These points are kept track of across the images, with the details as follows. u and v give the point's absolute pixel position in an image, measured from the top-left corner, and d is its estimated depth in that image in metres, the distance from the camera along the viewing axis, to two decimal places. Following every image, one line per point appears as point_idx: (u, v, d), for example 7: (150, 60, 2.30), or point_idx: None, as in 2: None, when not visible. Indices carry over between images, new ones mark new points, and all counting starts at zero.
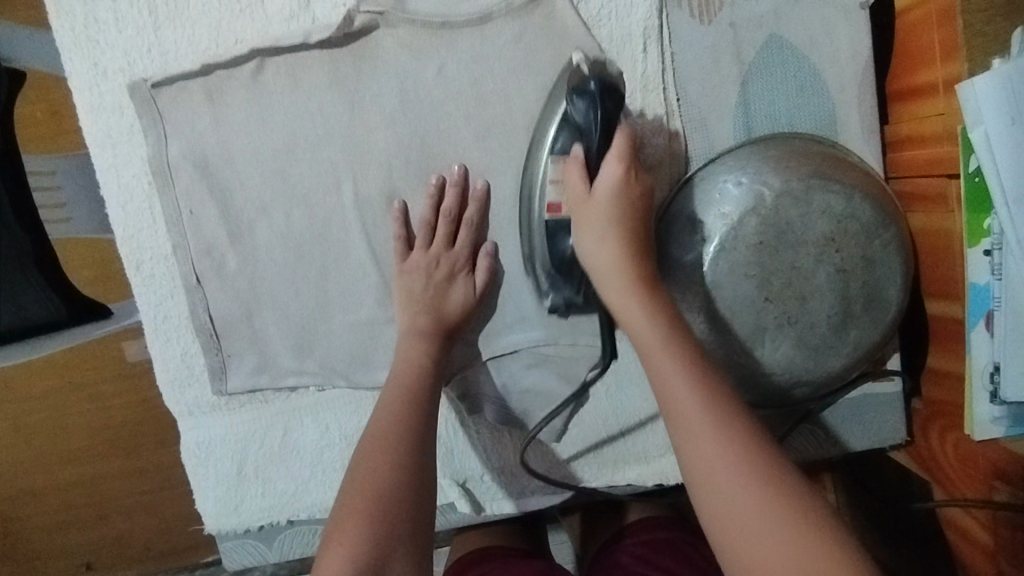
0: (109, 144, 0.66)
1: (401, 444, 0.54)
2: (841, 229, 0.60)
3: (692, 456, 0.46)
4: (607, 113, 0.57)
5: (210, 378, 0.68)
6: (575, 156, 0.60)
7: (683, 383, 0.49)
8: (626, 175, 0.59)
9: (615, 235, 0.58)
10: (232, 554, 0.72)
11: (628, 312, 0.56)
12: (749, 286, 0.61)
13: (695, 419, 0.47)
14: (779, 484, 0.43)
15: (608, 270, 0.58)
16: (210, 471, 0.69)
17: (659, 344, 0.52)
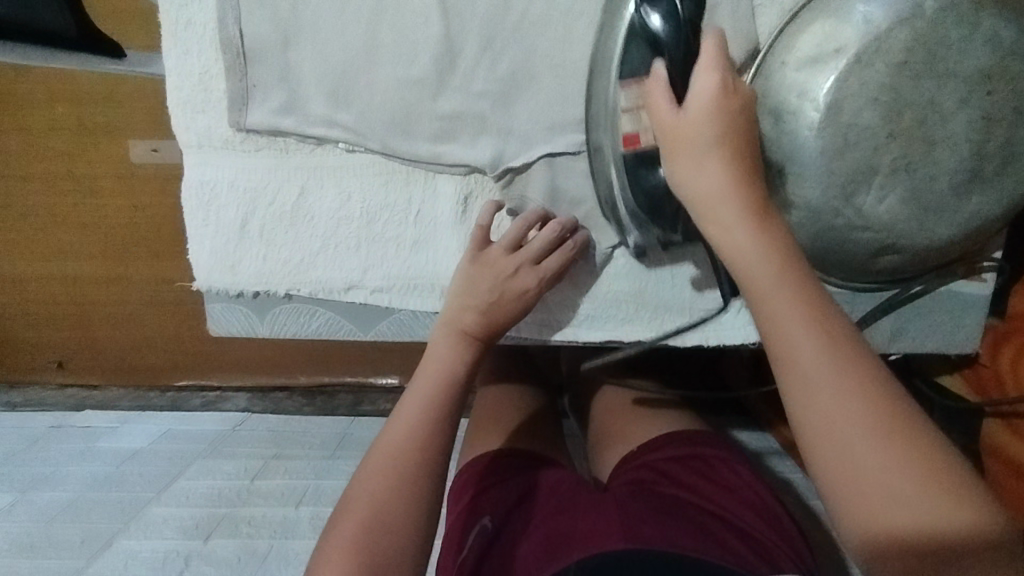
0: None
1: (437, 404, 0.54)
2: (1002, 67, 0.51)
3: (789, 355, 0.39)
4: (688, 18, 0.49)
5: (228, 107, 0.59)
6: (655, 70, 0.50)
7: (787, 278, 0.41)
8: (725, 86, 0.48)
9: (719, 159, 0.46)
10: (221, 319, 0.66)
11: (737, 256, 0.44)
12: (874, 115, 0.51)
13: (798, 324, 0.40)
14: (887, 404, 0.37)
15: (711, 202, 0.46)
16: (212, 219, 0.62)
17: (742, 223, 0.44)
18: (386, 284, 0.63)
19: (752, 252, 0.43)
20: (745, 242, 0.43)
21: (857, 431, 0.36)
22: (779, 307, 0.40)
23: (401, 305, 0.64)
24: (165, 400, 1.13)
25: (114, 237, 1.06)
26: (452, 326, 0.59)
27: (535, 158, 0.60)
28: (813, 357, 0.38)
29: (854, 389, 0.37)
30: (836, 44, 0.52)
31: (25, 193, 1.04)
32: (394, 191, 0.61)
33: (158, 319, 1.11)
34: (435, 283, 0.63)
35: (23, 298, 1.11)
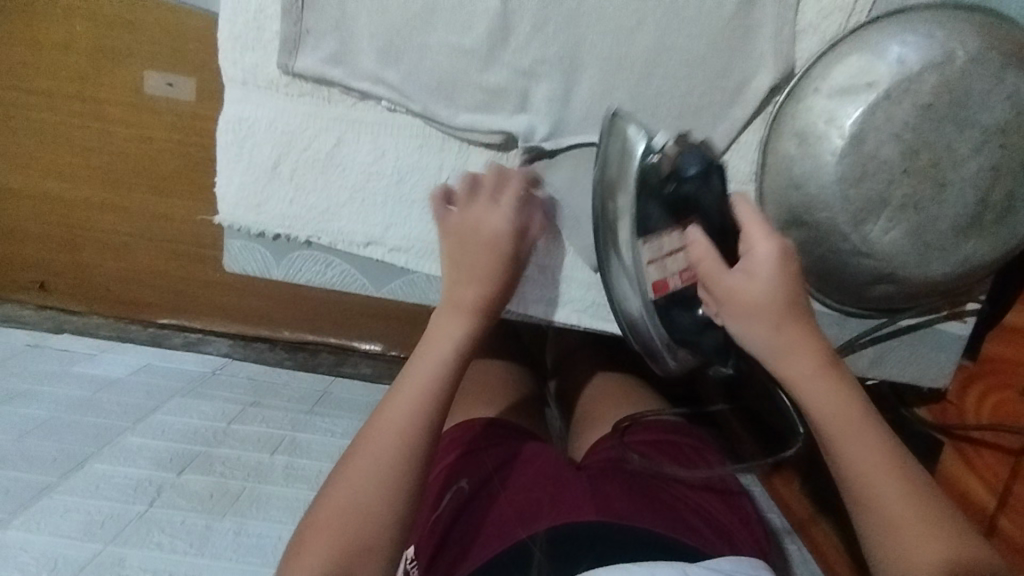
0: None
1: (426, 395, 0.51)
2: (1016, 122, 0.54)
3: (858, 491, 0.46)
4: (718, 186, 0.54)
5: (279, 48, 0.60)
6: (694, 237, 0.54)
7: (847, 422, 0.47)
8: (785, 249, 0.50)
9: (798, 328, 0.49)
10: (237, 256, 0.67)
11: (812, 400, 0.48)
12: (893, 150, 0.55)
13: (876, 473, 0.45)
14: (937, 512, 0.44)
15: (787, 356, 0.49)
16: (246, 156, 0.63)
17: (816, 381, 0.48)
18: (405, 244, 0.65)
19: (833, 417, 0.47)
20: (820, 396, 0.47)
21: (923, 545, 0.43)
22: (846, 451, 0.46)
23: (417, 268, 0.66)
24: (146, 335, 1.13)
25: (114, 164, 1.05)
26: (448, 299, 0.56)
27: (564, 146, 0.62)
28: (885, 493, 0.45)
29: (911, 499, 0.44)
30: (870, 78, 0.55)
31: (32, 105, 1.03)
32: (427, 154, 0.63)
33: (152, 252, 1.11)
34: None
35: (15, 211, 1.10)
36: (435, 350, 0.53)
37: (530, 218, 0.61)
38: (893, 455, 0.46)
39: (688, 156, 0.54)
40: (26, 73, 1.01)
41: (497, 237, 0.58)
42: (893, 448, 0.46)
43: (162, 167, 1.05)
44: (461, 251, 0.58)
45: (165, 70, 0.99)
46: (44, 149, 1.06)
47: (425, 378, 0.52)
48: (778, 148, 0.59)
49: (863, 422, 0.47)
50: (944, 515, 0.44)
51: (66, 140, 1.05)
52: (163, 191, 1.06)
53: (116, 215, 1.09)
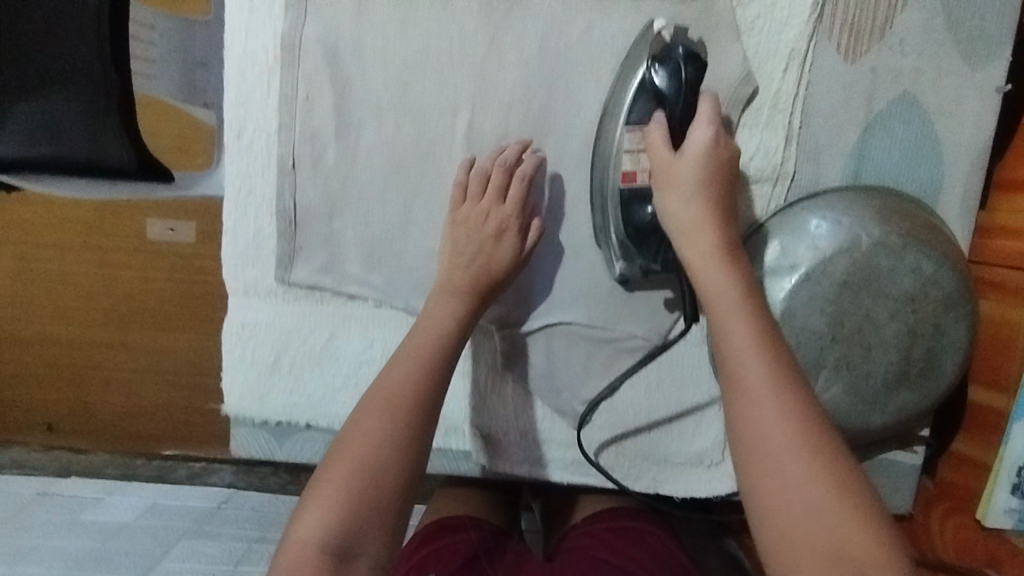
0: (242, 9, 0.64)
1: (430, 344, 0.58)
2: (923, 292, 0.62)
3: (756, 432, 0.45)
4: (691, 80, 0.56)
5: (276, 264, 0.68)
6: (656, 120, 0.58)
7: (759, 363, 0.47)
8: (716, 138, 0.57)
9: (704, 203, 0.57)
10: (243, 441, 0.73)
11: (728, 327, 0.50)
12: (820, 322, 0.62)
13: (762, 392, 0.46)
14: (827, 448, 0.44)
15: (694, 236, 0.56)
16: (248, 355, 0.70)
17: (738, 326, 0.49)
18: None
19: (747, 350, 0.48)
20: (739, 338, 0.49)
21: (808, 491, 0.42)
22: (757, 392, 0.46)
23: None
24: (151, 469, 1.10)
25: (121, 304, 1.07)
26: (443, 288, 0.62)
27: (534, 328, 0.69)
28: (779, 433, 0.44)
29: (800, 421, 0.44)
30: (791, 261, 0.63)
31: (37, 254, 1.05)
32: None
33: (157, 387, 1.11)
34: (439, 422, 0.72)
35: (16, 354, 1.11)
36: (443, 312, 0.61)
37: (511, 195, 0.63)
38: (804, 408, 0.45)
39: (675, 45, 0.57)
40: (34, 227, 1.05)
41: (480, 212, 0.63)
42: (808, 403, 0.46)
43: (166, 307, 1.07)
44: (453, 270, 0.63)
45: (166, 215, 1.02)
46: (49, 295, 1.07)
47: (443, 329, 0.60)
48: None
49: (775, 367, 0.47)
50: (848, 483, 0.43)
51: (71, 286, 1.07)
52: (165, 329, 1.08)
53: (122, 353, 1.10)
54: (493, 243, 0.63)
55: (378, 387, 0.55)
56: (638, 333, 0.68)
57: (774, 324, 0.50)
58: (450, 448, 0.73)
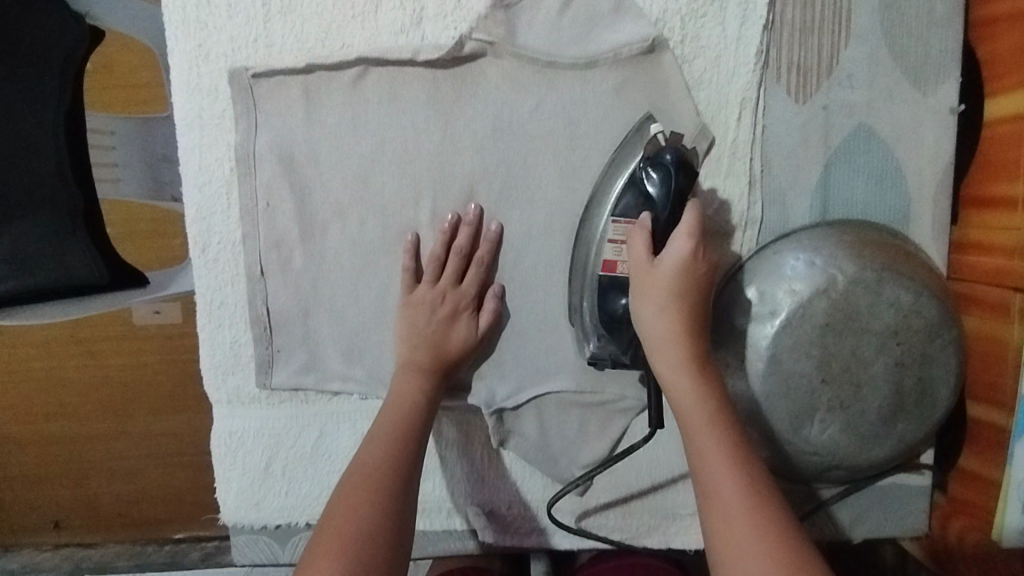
0: (196, 125, 0.64)
1: (405, 414, 0.60)
2: (905, 323, 0.61)
3: (718, 520, 0.49)
4: (679, 190, 0.57)
5: (256, 369, 0.67)
6: (642, 221, 0.58)
7: (727, 478, 0.50)
8: (695, 252, 0.57)
9: (674, 315, 0.56)
10: (244, 548, 0.71)
11: (698, 443, 0.52)
12: (808, 365, 0.62)
13: (731, 505, 0.49)
14: (792, 549, 0.46)
15: (661, 351, 0.56)
16: (238, 463, 0.69)
17: (696, 411, 0.54)
18: None
19: (713, 464, 0.51)
20: (693, 418, 0.53)
21: None
22: (711, 474, 0.51)
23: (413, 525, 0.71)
24: (163, 555, 0.89)
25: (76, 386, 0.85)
26: (405, 367, 0.63)
27: (524, 400, 0.68)
28: (744, 546, 0.46)
29: (763, 531, 0.47)
30: (771, 307, 0.62)
31: None
32: None
33: (137, 477, 0.88)
34: (440, 505, 0.70)
35: None
36: (411, 385, 0.62)
37: (470, 278, 0.65)
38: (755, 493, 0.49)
39: (662, 152, 0.57)
40: None
41: (436, 297, 0.64)
42: (773, 506, 0.48)
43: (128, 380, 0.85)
44: (410, 362, 0.64)
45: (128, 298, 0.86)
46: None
47: (413, 400, 0.61)
48: None
49: (740, 478, 0.50)
50: (794, 558, 0.45)
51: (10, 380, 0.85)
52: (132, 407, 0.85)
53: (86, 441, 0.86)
54: (449, 322, 0.64)
55: (359, 465, 0.56)
56: (629, 394, 0.67)
57: (740, 435, 0.53)
58: (455, 530, 0.71)
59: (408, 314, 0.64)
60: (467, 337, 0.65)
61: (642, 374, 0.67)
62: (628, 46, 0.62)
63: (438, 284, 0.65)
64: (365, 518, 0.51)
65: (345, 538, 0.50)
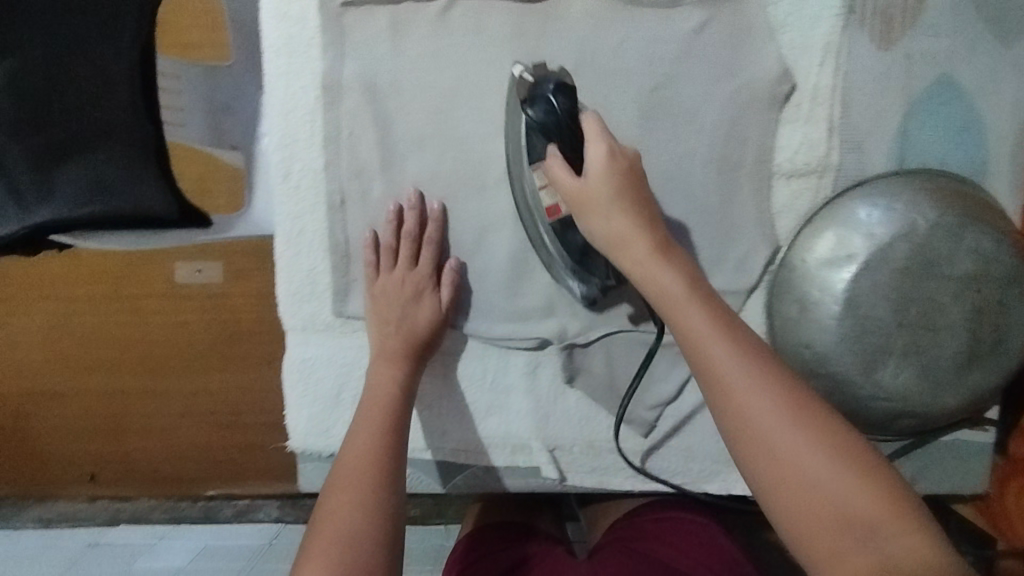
0: (285, 52, 0.65)
1: (384, 403, 0.61)
2: (985, 270, 0.62)
3: (725, 403, 0.45)
4: (565, 109, 0.56)
5: (333, 296, 0.69)
6: (552, 153, 0.58)
7: (723, 347, 0.46)
8: (611, 150, 0.56)
9: (625, 211, 0.55)
10: (312, 476, 0.73)
11: (683, 319, 0.49)
12: (884, 308, 0.62)
13: (736, 378, 0.45)
14: (807, 413, 0.44)
15: (625, 241, 0.54)
16: (310, 389, 0.70)
17: (692, 312, 0.49)
18: (463, 443, 0.71)
19: (710, 338, 0.47)
20: (695, 323, 0.48)
21: (818, 482, 0.42)
22: (736, 380, 0.45)
23: (476, 460, 0.72)
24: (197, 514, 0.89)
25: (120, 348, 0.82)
26: (379, 357, 0.65)
27: (594, 338, 0.68)
28: (764, 424, 0.44)
29: (779, 400, 0.44)
30: (847, 251, 0.63)
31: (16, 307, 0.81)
32: (473, 363, 0.71)
33: (180, 444, 0.85)
34: (505, 441, 0.71)
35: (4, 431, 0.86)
36: (392, 372, 0.64)
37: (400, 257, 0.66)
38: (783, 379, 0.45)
39: (545, 82, 0.58)
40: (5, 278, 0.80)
41: (393, 283, 0.66)
42: (775, 368, 0.46)
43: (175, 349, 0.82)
44: (375, 357, 0.65)
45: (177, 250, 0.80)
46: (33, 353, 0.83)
47: (390, 388, 0.62)
48: (781, 312, 0.66)
49: (739, 345, 0.47)
50: (835, 437, 0.43)
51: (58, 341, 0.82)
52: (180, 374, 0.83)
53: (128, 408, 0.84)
54: (414, 303, 0.66)
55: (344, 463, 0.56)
56: None
57: (721, 303, 0.50)
58: (517, 467, 0.72)
59: (376, 298, 0.66)
60: (433, 310, 0.66)
61: None
62: None
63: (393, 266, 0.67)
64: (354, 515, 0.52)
65: (337, 538, 0.50)
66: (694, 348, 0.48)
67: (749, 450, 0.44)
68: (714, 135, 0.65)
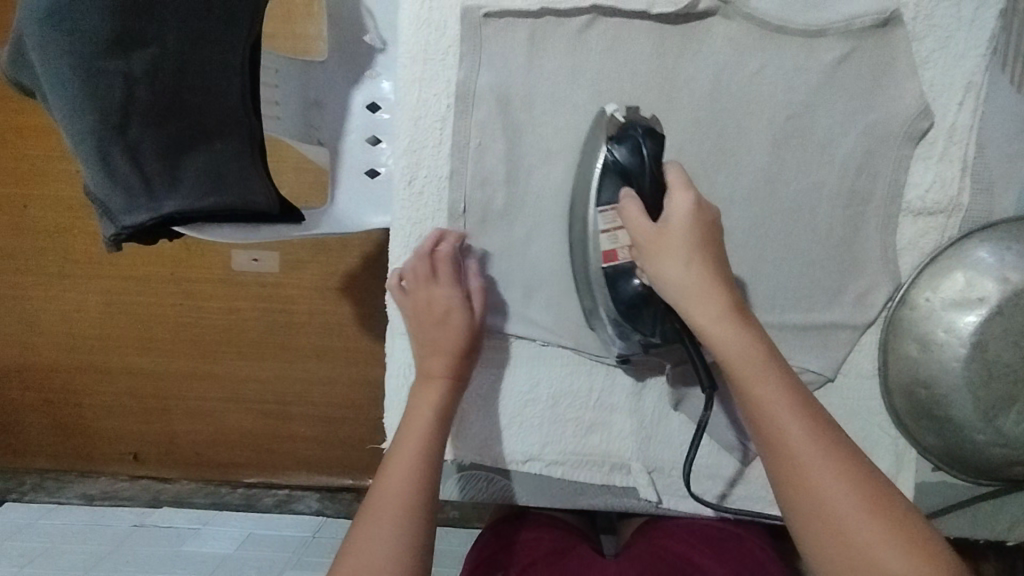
0: (422, 58, 0.66)
1: (429, 428, 0.60)
2: None
3: (792, 476, 0.47)
4: (651, 153, 0.56)
5: None
6: (628, 195, 0.56)
7: (798, 424, 0.48)
8: (698, 204, 0.54)
9: (702, 268, 0.53)
10: None
11: (751, 386, 0.50)
12: (1015, 354, 0.61)
13: (810, 456, 0.46)
14: (877, 498, 0.45)
15: (697, 301, 0.52)
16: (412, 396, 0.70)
17: (764, 380, 0.49)
18: (561, 458, 0.71)
19: (781, 410, 0.48)
20: (774, 398, 0.49)
21: (882, 574, 0.43)
22: (812, 465, 0.46)
23: (574, 476, 0.71)
24: (236, 494, 1.10)
25: (188, 327, 1.08)
26: (420, 377, 0.63)
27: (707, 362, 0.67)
28: (835, 506, 0.45)
29: (853, 483, 0.46)
30: (980, 293, 0.62)
31: (99, 285, 1.08)
32: (578, 379, 0.70)
33: (244, 413, 1.09)
34: (604, 459, 0.71)
35: (101, 389, 1.10)
36: (435, 392, 0.62)
37: (444, 272, 0.65)
38: (869, 480, 0.46)
39: (633, 125, 0.58)
40: (106, 265, 1.07)
41: (426, 301, 0.64)
42: (847, 449, 0.47)
43: (251, 336, 1.07)
44: (423, 387, 0.63)
45: (246, 246, 1.05)
46: (120, 325, 1.08)
47: (432, 410, 0.61)
48: (899, 349, 0.65)
49: (811, 423, 0.48)
50: (903, 525, 0.44)
51: (144, 320, 1.08)
52: (249, 355, 1.08)
53: (195, 377, 1.09)
54: (444, 322, 0.64)
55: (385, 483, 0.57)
56: (812, 366, 0.67)
57: (794, 374, 0.51)
58: (613, 485, 0.71)
59: (416, 325, 0.65)
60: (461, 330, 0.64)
61: (829, 349, 0.67)
62: (862, 18, 0.63)
63: (422, 287, 0.65)
64: (391, 545, 0.53)
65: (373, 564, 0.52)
66: (765, 420, 0.49)
67: (825, 535, 0.45)
68: (845, 167, 0.65)
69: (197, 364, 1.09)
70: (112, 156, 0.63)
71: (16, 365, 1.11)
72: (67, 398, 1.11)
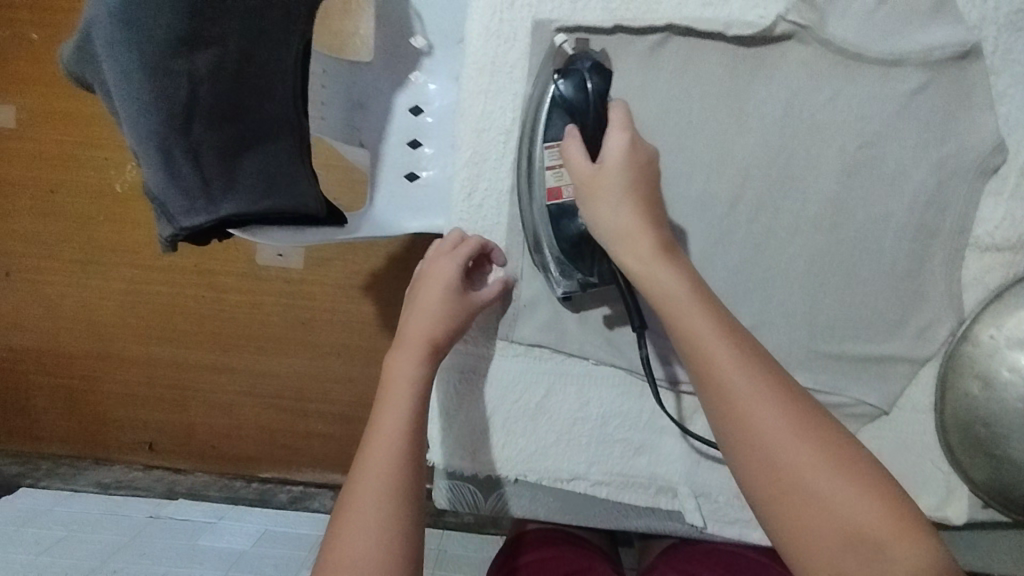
0: (489, 70, 0.66)
1: (404, 394, 0.58)
2: None
3: (722, 405, 0.46)
4: (595, 90, 0.59)
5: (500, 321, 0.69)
6: (570, 132, 0.58)
7: (724, 351, 0.47)
8: (632, 143, 0.56)
9: (636, 207, 0.55)
10: (447, 495, 0.71)
11: (681, 321, 0.50)
12: None
13: (737, 385, 0.46)
14: (806, 420, 0.45)
15: (628, 239, 0.54)
16: (461, 409, 0.69)
17: (693, 315, 0.49)
18: (608, 478, 0.69)
19: (709, 341, 0.48)
20: (703, 329, 0.48)
21: (818, 494, 0.43)
22: (746, 399, 0.45)
23: (620, 498, 0.70)
24: (252, 490, 1.08)
25: (212, 318, 1.07)
26: (404, 341, 0.61)
27: None
28: (774, 431, 0.45)
29: (776, 405, 0.45)
30: None
31: (123, 274, 1.07)
32: (628, 400, 0.69)
33: (264, 409, 1.09)
34: (649, 481, 0.69)
35: (122, 378, 1.10)
36: (407, 359, 0.60)
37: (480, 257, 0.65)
38: (795, 404, 0.46)
39: (579, 61, 0.60)
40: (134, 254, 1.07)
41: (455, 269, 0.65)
42: (775, 375, 0.47)
43: (274, 331, 1.07)
44: (400, 348, 0.61)
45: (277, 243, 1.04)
46: (144, 314, 1.08)
47: (408, 377, 0.59)
48: (961, 387, 0.64)
49: (739, 353, 0.47)
50: (831, 442, 0.45)
51: (167, 310, 1.07)
52: (272, 350, 1.07)
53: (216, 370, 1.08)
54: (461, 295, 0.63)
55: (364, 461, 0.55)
56: (869, 400, 0.65)
57: (725, 308, 0.51)
58: (658, 509, 0.70)
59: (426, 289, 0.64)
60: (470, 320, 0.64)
61: (888, 382, 0.66)
62: (941, 48, 0.62)
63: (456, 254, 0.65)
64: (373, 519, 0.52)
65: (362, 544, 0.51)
66: (695, 353, 0.48)
67: (760, 468, 0.44)
68: (914, 198, 0.64)
69: (218, 356, 1.08)
70: (174, 156, 0.62)
71: (37, 349, 1.10)
72: (88, 384, 1.10)
